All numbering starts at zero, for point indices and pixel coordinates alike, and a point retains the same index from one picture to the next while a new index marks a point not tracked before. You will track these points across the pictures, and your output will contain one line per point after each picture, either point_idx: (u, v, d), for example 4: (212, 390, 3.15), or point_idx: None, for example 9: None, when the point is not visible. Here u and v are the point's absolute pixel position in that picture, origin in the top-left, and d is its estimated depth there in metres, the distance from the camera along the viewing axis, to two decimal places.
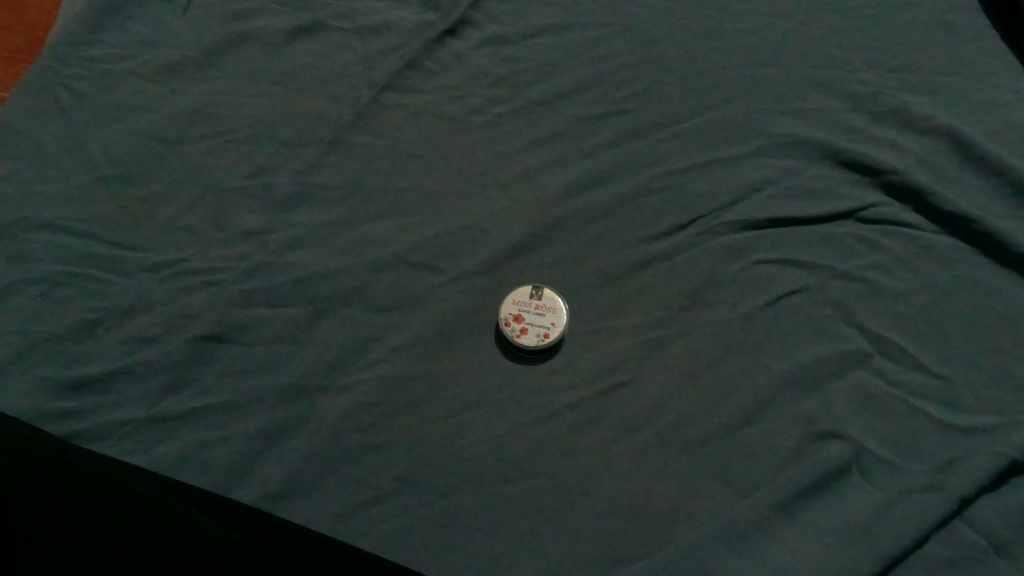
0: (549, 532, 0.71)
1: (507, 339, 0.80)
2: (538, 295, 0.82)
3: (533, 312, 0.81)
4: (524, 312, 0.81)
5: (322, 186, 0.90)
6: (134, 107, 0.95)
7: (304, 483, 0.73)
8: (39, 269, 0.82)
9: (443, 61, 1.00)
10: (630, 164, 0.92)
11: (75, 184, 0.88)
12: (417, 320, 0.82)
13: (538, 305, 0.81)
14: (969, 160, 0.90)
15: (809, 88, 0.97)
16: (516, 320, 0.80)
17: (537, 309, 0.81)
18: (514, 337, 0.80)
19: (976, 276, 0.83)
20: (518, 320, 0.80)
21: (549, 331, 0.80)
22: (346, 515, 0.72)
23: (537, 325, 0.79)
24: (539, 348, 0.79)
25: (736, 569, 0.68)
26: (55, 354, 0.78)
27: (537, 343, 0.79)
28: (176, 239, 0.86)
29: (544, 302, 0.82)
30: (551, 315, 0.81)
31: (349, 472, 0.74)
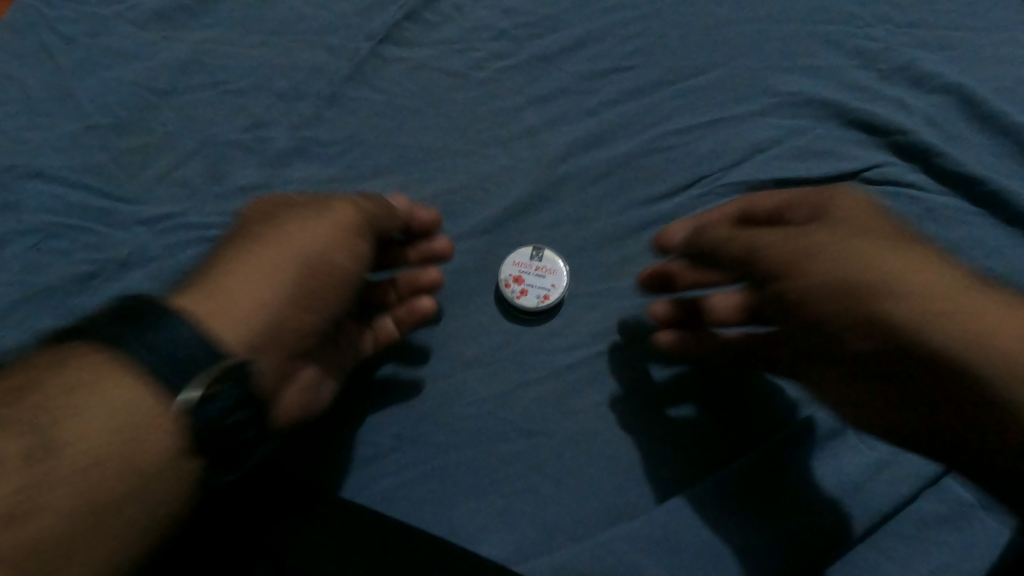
0: (545, 488, 0.73)
1: (507, 300, 0.80)
2: (538, 256, 0.81)
3: (534, 273, 0.80)
4: (524, 274, 0.80)
5: (320, 141, 0.89)
6: (122, 54, 0.92)
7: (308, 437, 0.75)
8: (34, 220, 0.83)
9: (442, 12, 0.96)
10: (633, 122, 0.90)
11: (68, 133, 0.87)
12: None
13: (539, 268, 0.81)
14: (982, 118, 0.87)
15: (819, 45, 0.92)
16: (516, 281, 0.80)
17: (537, 271, 0.80)
18: (514, 298, 0.79)
19: (984, 237, 0.82)
20: (518, 282, 0.80)
21: (549, 292, 0.79)
22: (347, 470, 0.74)
23: (537, 287, 0.79)
24: (539, 309, 0.79)
25: (731, 527, 0.69)
26: (51, 305, 0.79)
27: (537, 304, 0.79)
28: (171, 193, 0.86)
29: (544, 264, 0.81)
30: (551, 276, 0.80)
31: (350, 428, 0.75)
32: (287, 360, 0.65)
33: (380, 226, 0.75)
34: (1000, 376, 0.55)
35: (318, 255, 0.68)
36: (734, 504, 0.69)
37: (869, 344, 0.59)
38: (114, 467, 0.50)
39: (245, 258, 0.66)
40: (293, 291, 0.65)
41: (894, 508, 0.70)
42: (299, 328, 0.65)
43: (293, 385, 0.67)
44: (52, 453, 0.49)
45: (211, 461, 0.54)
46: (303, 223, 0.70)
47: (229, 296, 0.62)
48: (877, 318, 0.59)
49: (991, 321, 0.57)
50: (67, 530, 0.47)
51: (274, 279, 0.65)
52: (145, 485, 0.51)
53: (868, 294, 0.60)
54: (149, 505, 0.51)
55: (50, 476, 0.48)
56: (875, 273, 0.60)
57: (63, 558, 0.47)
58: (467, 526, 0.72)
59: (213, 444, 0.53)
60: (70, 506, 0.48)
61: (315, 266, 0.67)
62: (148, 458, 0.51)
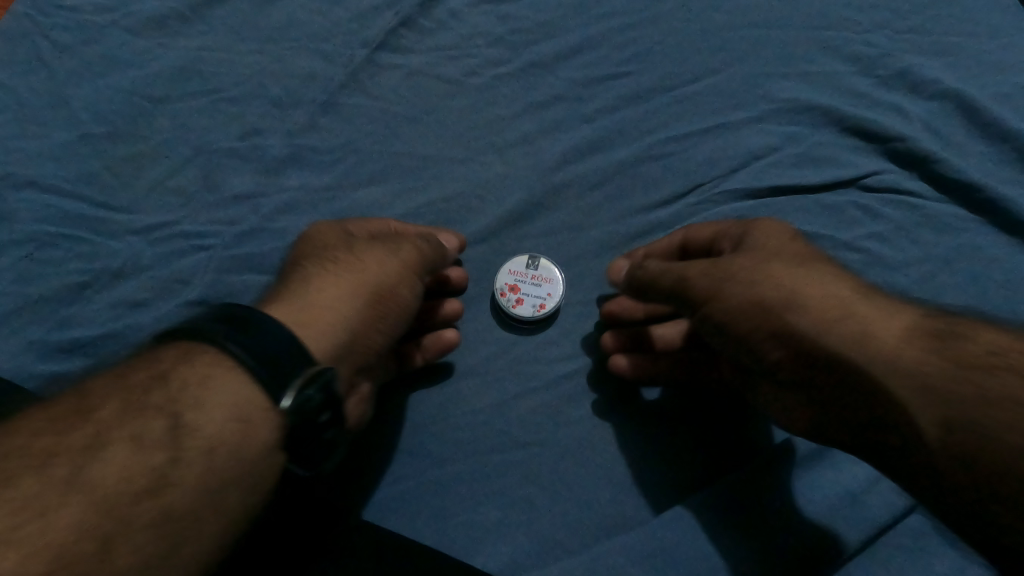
0: (540, 499, 0.73)
1: (503, 310, 0.79)
2: (534, 265, 0.81)
3: (529, 282, 0.80)
4: (520, 283, 0.80)
5: (315, 149, 0.88)
6: (116, 62, 0.91)
7: None
8: (28, 229, 0.82)
9: (438, 18, 0.95)
10: (630, 129, 0.89)
11: (62, 141, 0.87)
12: None
13: (535, 276, 0.80)
14: (981, 124, 0.87)
15: (818, 51, 0.91)
16: (511, 290, 0.79)
17: (533, 280, 0.80)
18: (509, 308, 0.79)
19: (979, 245, 0.82)
20: (514, 291, 0.79)
21: (545, 302, 0.79)
22: (340, 482, 0.73)
23: (533, 296, 0.79)
24: (534, 319, 0.79)
25: (728, 542, 0.68)
26: (46, 315, 0.79)
27: (533, 313, 0.78)
28: (165, 201, 0.86)
29: (540, 272, 0.80)
30: (548, 285, 0.80)
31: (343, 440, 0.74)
32: (352, 374, 0.66)
33: (442, 260, 0.76)
34: (896, 375, 0.53)
35: (387, 283, 0.69)
36: (732, 518, 0.69)
37: (783, 355, 0.60)
38: (234, 453, 0.53)
39: (322, 278, 0.68)
40: (364, 313, 0.67)
41: (891, 520, 0.69)
42: (365, 346, 0.67)
43: (355, 395, 0.69)
44: (181, 436, 0.52)
45: (293, 453, 0.56)
46: (375, 251, 0.71)
47: (310, 314, 0.64)
48: (782, 330, 0.59)
49: (887, 325, 0.56)
50: (191, 507, 0.51)
51: (348, 300, 0.66)
52: (253, 472, 0.55)
53: (776, 307, 0.59)
54: (252, 490, 0.55)
55: (181, 456, 0.51)
56: (776, 287, 0.60)
57: (186, 533, 0.50)
58: (461, 537, 0.71)
59: (299, 439, 0.56)
60: (194, 485, 0.51)
61: (383, 295, 0.68)
62: (260, 448, 0.54)
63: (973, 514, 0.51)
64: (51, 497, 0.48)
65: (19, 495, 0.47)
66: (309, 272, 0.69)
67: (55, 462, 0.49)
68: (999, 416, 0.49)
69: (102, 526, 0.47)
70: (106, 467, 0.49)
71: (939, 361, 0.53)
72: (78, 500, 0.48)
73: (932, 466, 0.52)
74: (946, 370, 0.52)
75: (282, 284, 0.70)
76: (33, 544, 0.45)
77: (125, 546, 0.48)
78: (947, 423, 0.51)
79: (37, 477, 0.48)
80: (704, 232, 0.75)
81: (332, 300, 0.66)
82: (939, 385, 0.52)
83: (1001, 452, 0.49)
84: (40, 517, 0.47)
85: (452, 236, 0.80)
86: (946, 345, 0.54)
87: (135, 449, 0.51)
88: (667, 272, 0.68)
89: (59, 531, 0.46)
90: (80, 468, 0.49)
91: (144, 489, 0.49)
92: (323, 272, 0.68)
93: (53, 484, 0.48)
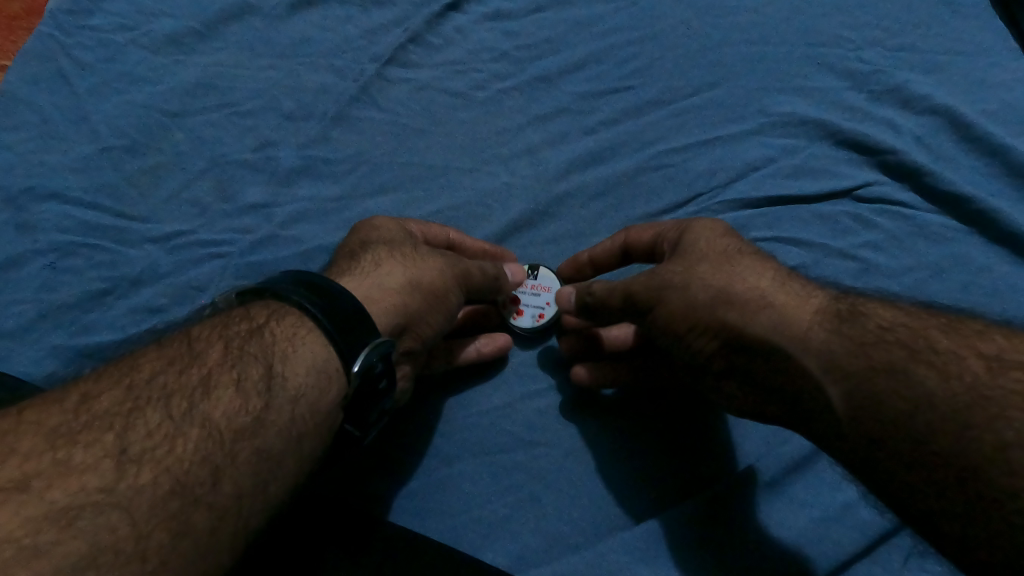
0: (546, 496, 0.75)
1: (506, 321, 0.83)
2: (534, 274, 0.84)
3: (529, 292, 0.83)
4: (519, 293, 0.83)
5: (327, 160, 0.91)
6: (135, 78, 0.94)
7: None
8: (50, 238, 0.85)
9: (445, 35, 0.98)
10: (630, 141, 0.92)
11: (83, 154, 0.90)
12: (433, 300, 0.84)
13: (533, 286, 0.83)
14: (970, 138, 0.90)
15: (810, 67, 0.94)
16: (513, 302, 0.83)
17: (533, 289, 0.83)
18: (511, 319, 0.83)
19: (970, 254, 0.85)
20: (513, 302, 0.83)
21: (543, 311, 0.82)
22: (359, 478, 0.76)
23: (532, 306, 0.82)
24: (534, 328, 0.82)
25: (722, 539, 0.71)
26: (66, 321, 0.82)
27: (532, 323, 0.82)
28: (182, 211, 0.89)
29: (540, 281, 0.83)
30: (547, 294, 0.83)
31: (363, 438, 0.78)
32: (401, 357, 0.68)
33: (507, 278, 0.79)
34: (810, 354, 0.57)
35: (443, 284, 0.70)
36: (725, 518, 0.73)
37: (716, 346, 0.62)
38: (314, 405, 0.58)
39: (387, 264, 0.70)
40: (422, 305, 0.69)
41: (880, 537, 0.72)
42: (418, 334, 0.69)
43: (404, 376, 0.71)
44: (273, 385, 0.56)
45: (350, 414, 0.61)
46: (438, 255, 0.73)
47: (375, 294, 0.67)
48: (713, 323, 0.61)
49: (800, 310, 0.60)
50: (280, 450, 0.55)
51: (409, 290, 0.68)
52: (326, 425, 0.59)
53: (705, 304, 0.62)
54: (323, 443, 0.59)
55: (273, 403, 0.56)
56: (704, 286, 0.63)
57: (275, 474, 0.54)
58: (468, 537, 0.74)
59: (360, 401, 0.60)
60: (283, 430, 0.55)
61: (443, 293, 0.70)
62: (331, 403, 0.59)
63: (888, 486, 0.53)
64: (170, 429, 0.51)
65: (144, 424, 0.51)
66: (373, 256, 0.72)
67: (174, 398, 0.53)
68: (894, 386, 0.53)
69: (212, 457, 0.51)
70: (216, 406, 0.53)
71: (845, 340, 0.57)
72: (195, 432, 0.52)
73: (847, 438, 0.55)
74: (848, 348, 0.56)
75: (344, 263, 0.72)
76: (157, 468, 0.49)
77: (228, 477, 0.51)
78: (852, 396, 0.55)
79: (157, 411, 0.52)
80: (645, 236, 0.76)
81: (391, 293, 0.67)
82: (845, 359, 0.56)
83: (898, 418, 0.52)
84: (162, 446, 0.50)
85: (506, 252, 0.84)
86: (849, 324, 0.58)
87: (237, 393, 0.55)
88: (608, 290, 0.69)
89: (178, 458, 0.50)
90: (193, 405, 0.53)
91: (245, 428, 0.53)
92: (386, 259, 0.71)
93: (172, 417, 0.52)
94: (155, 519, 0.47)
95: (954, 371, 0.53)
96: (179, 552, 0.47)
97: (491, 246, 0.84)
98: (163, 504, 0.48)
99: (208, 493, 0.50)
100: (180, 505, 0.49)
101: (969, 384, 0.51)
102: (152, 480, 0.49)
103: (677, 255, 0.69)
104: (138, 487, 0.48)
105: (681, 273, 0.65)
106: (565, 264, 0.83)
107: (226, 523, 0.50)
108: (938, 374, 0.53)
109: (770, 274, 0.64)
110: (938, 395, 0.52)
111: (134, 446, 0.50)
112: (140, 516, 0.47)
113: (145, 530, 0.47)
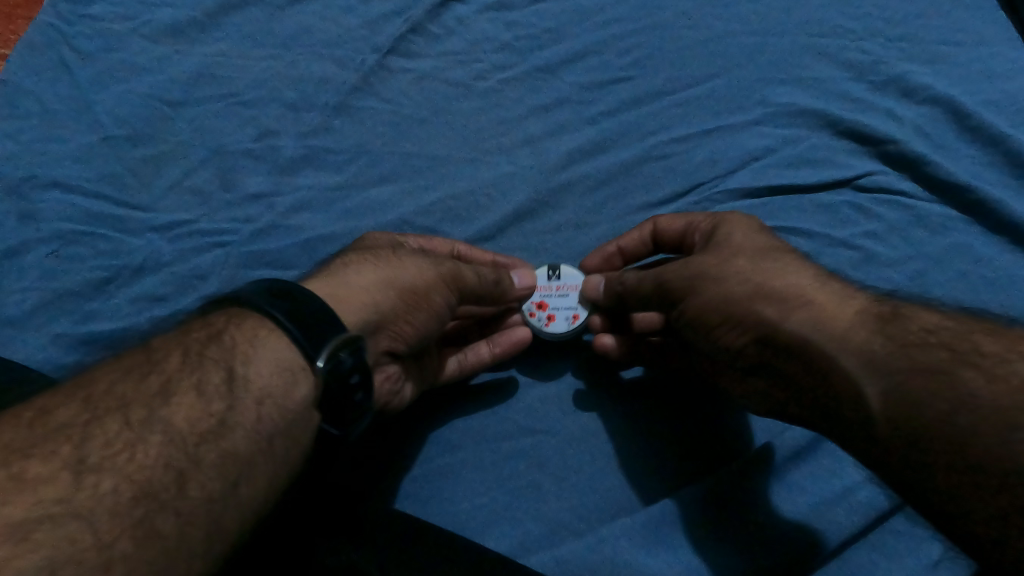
0: (545, 483, 0.77)
1: (536, 329, 0.82)
2: (556, 275, 0.83)
3: (556, 295, 0.82)
4: (547, 297, 0.82)
5: (328, 150, 0.92)
6: (136, 68, 0.94)
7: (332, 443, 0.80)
8: (53, 228, 0.86)
9: (446, 25, 0.98)
10: (631, 131, 0.92)
11: (84, 144, 0.90)
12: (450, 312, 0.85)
13: (559, 287, 0.82)
14: (970, 128, 0.90)
15: (812, 58, 0.94)
16: (540, 308, 0.82)
17: (559, 291, 0.82)
18: (542, 326, 0.81)
19: (970, 244, 0.86)
20: (542, 308, 0.82)
21: (576, 312, 0.81)
22: (367, 470, 0.79)
23: (563, 309, 0.81)
24: (569, 331, 0.81)
25: (724, 527, 0.73)
26: (70, 310, 0.83)
27: (567, 326, 0.81)
28: (184, 200, 0.89)
29: (564, 282, 0.83)
30: (574, 293, 0.82)
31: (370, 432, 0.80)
32: (379, 355, 0.68)
33: (510, 282, 0.78)
34: (848, 351, 0.55)
35: (421, 284, 0.69)
36: (727, 507, 0.74)
37: (748, 340, 0.62)
38: (282, 404, 0.57)
39: (359, 265, 0.69)
40: (398, 303, 0.68)
41: (877, 518, 0.73)
42: (396, 333, 0.68)
43: (383, 374, 0.70)
44: (236, 387, 0.56)
45: (328, 414, 0.58)
46: (416, 257, 0.72)
47: (342, 293, 0.65)
48: (747, 318, 0.61)
49: (840, 308, 0.58)
50: (247, 452, 0.54)
51: (383, 290, 0.68)
52: (300, 425, 0.58)
53: (742, 298, 0.62)
54: (298, 442, 0.58)
55: (237, 404, 0.55)
56: (742, 280, 0.63)
57: (245, 475, 0.54)
58: (470, 523, 0.76)
59: (333, 400, 0.57)
60: (248, 431, 0.55)
61: (423, 293, 0.69)
62: (303, 403, 0.58)
63: (919, 492, 0.52)
64: (129, 437, 0.51)
65: (103, 434, 0.51)
66: (346, 259, 0.71)
67: (132, 407, 0.53)
68: (935, 386, 0.52)
69: (174, 462, 0.51)
70: (176, 411, 0.53)
71: (886, 340, 0.55)
72: (156, 439, 0.52)
73: (877, 441, 0.53)
74: (889, 347, 0.55)
75: (318, 266, 0.72)
76: (117, 477, 0.49)
77: (194, 481, 0.51)
78: (890, 395, 0.53)
79: (115, 420, 0.52)
80: (675, 224, 0.77)
81: (366, 296, 0.66)
82: (885, 360, 0.54)
83: (937, 419, 0.51)
84: (121, 455, 0.50)
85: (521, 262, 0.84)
86: (893, 325, 0.56)
87: (197, 397, 0.54)
88: (641, 277, 0.72)
89: (138, 466, 0.50)
90: (152, 412, 0.53)
91: (206, 432, 0.53)
92: (360, 261, 0.70)
93: (131, 424, 0.52)
94: (118, 528, 0.47)
95: (1001, 373, 0.51)
96: (145, 559, 0.47)
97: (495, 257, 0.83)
98: (125, 512, 0.48)
99: (172, 499, 0.50)
100: (144, 512, 0.48)
101: (1016, 387, 0.50)
102: (113, 489, 0.49)
103: (715, 248, 0.68)
104: (99, 498, 0.48)
105: (719, 267, 0.65)
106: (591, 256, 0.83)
107: (194, 528, 0.50)
108: (985, 376, 0.51)
109: (813, 271, 0.63)
110: (980, 397, 0.50)
111: (93, 456, 0.50)
112: (103, 525, 0.47)
113: (109, 539, 0.47)
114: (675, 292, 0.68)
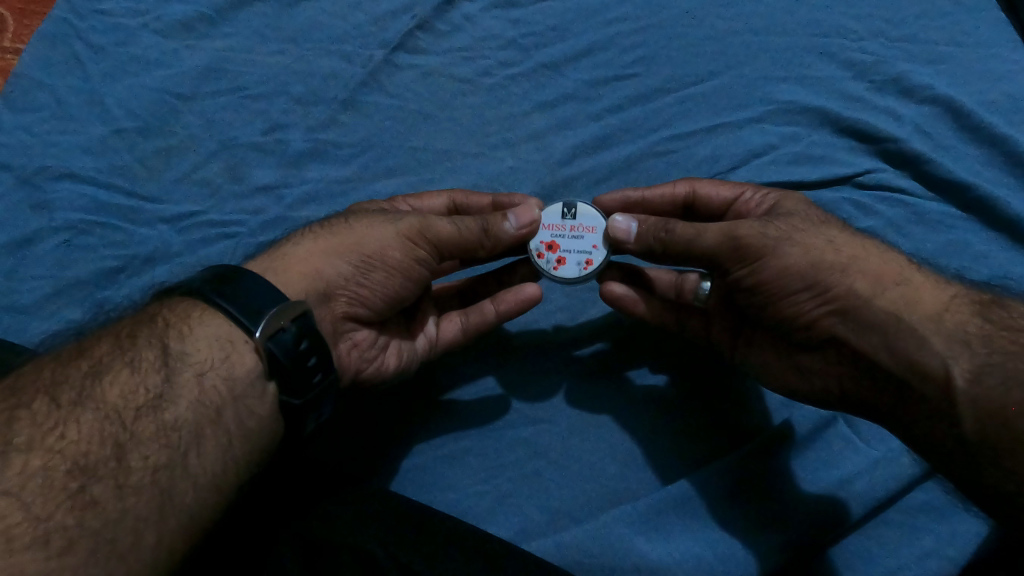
0: (547, 471, 0.79)
1: (542, 271, 0.78)
2: (572, 214, 0.79)
3: (570, 237, 0.78)
4: (559, 239, 0.78)
5: (335, 143, 0.93)
6: (146, 62, 0.95)
7: (333, 430, 0.81)
8: (64, 218, 0.88)
9: (453, 21, 0.98)
10: (634, 129, 0.94)
11: (95, 136, 0.92)
12: (457, 281, 0.85)
13: (574, 228, 0.79)
14: (969, 128, 0.91)
15: (814, 57, 0.95)
16: (550, 250, 0.78)
17: (573, 232, 0.78)
18: (550, 270, 0.78)
19: (968, 241, 0.87)
20: (553, 250, 0.78)
21: (590, 257, 0.78)
22: (373, 455, 0.81)
23: (575, 253, 0.78)
24: (579, 277, 0.78)
25: (719, 517, 0.75)
26: (81, 298, 0.85)
27: (578, 271, 0.78)
28: (193, 192, 0.91)
29: (580, 223, 0.79)
30: (591, 235, 0.78)
31: (375, 418, 0.82)
32: (337, 321, 0.71)
33: (502, 227, 0.73)
34: (943, 332, 0.59)
35: (377, 246, 0.70)
36: (726, 497, 0.75)
37: (823, 313, 0.64)
38: (226, 375, 0.61)
39: (306, 236, 0.72)
40: (348, 267, 0.70)
41: (876, 506, 0.74)
42: (353, 297, 0.71)
43: (350, 342, 0.72)
44: (172, 362, 0.60)
45: (282, 384, 0.61)
46: (373, 218, 0.73)
47: (281, 266, 0.69)
48: (837, 291, 0.63)
49: (933, 292, 0.62)
50: (190, 422, 0.58)
51: (329, 258, 0.70)
52: (250, 393, 0.61)
53: (830, 266, 0.63)
54: (250, 414, 0.61)
55: (176, 378, 0.59)
56: (833, 250, 0.64)
57: (189, 445, 0.58)
58: (474, 510, 0.78)
59: (285, 375, 0.60)
60: (189, 402, 0.59)
61: (380, 252, 0.70)
62: (251, 372, 0.62)
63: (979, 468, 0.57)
64: (59, 416, 0.54)
65: (31, 416, 0.54)
66: (306, 228, 0.74)
67: (61, 389, 0.56)
68: None
69: (110, 436, 0.55)
70: (110, 388, 0.57)
71: (982, 323, 0.59)
72: (87, 416, 0.55)
73: (953, 421, 0.57)
74: (986, 329, 0.59)
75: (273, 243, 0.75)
76: (48, 455, 0.52)
77: (134, 454, 0.55)
78: (979, 373, 0.56)
79: (43, 402, 0.55)
80: (720, 192, 0.79)
81: (310, 265, 0.69)
82: (981, 340, 0.58)
83: None
84: (51, 433, 0.54)
85: (514, 196, 0.81)
86: (992, 312, 0.60)
87: (131, 375, 0.58)
88: (698, 231, 0.68)
89: (69, 442, 0.53)
90: (82, 392, 0.56)
91: (142, 406, 0.57)
92: (308, 232, 0.72)
93: (60, 405, 0.55)
94: (53, 503, 0.51)
95: None
96: (86, 527, 0.51)
97: (495, 201, 0.82)
98: (61, 486, 0.51)
99: (111, 470, 0.54)
100: (79, 485, 0.52)
101: None
102: (43, 467, 0.52)
103: (791, 217, 0.69)
104: (28, 474, 0.51)
105: (804, 237, 0.66)
106: (611, 195, 0.81)
107: (139, 494, 0.54)
108: None
109: (893, 255, 0.65)
110: None
111: (21, 437, 0.53)
112: (35, 501, 0.50)
113: (44, 513, 0.50)
114: (747, 261, 0.66)
